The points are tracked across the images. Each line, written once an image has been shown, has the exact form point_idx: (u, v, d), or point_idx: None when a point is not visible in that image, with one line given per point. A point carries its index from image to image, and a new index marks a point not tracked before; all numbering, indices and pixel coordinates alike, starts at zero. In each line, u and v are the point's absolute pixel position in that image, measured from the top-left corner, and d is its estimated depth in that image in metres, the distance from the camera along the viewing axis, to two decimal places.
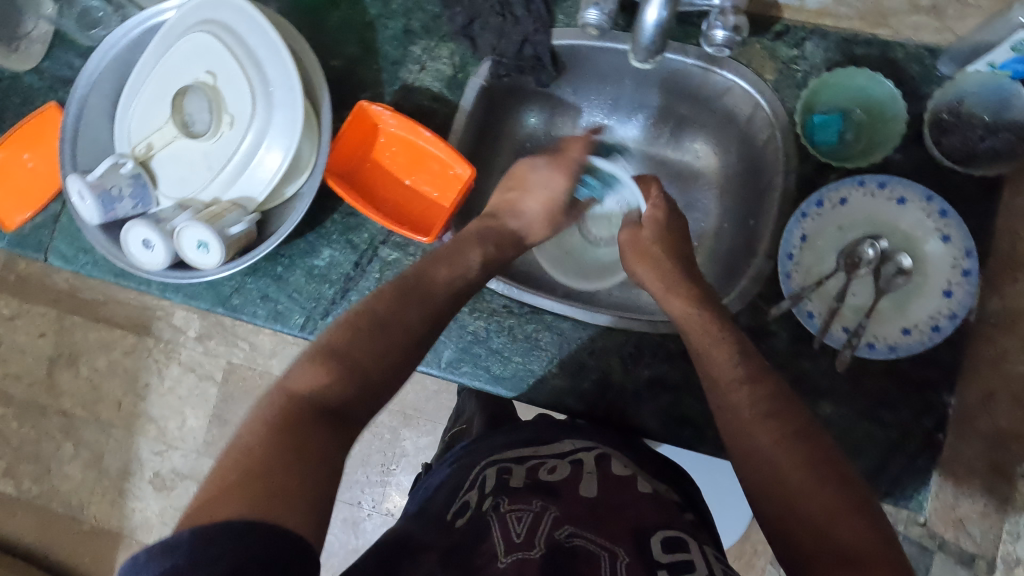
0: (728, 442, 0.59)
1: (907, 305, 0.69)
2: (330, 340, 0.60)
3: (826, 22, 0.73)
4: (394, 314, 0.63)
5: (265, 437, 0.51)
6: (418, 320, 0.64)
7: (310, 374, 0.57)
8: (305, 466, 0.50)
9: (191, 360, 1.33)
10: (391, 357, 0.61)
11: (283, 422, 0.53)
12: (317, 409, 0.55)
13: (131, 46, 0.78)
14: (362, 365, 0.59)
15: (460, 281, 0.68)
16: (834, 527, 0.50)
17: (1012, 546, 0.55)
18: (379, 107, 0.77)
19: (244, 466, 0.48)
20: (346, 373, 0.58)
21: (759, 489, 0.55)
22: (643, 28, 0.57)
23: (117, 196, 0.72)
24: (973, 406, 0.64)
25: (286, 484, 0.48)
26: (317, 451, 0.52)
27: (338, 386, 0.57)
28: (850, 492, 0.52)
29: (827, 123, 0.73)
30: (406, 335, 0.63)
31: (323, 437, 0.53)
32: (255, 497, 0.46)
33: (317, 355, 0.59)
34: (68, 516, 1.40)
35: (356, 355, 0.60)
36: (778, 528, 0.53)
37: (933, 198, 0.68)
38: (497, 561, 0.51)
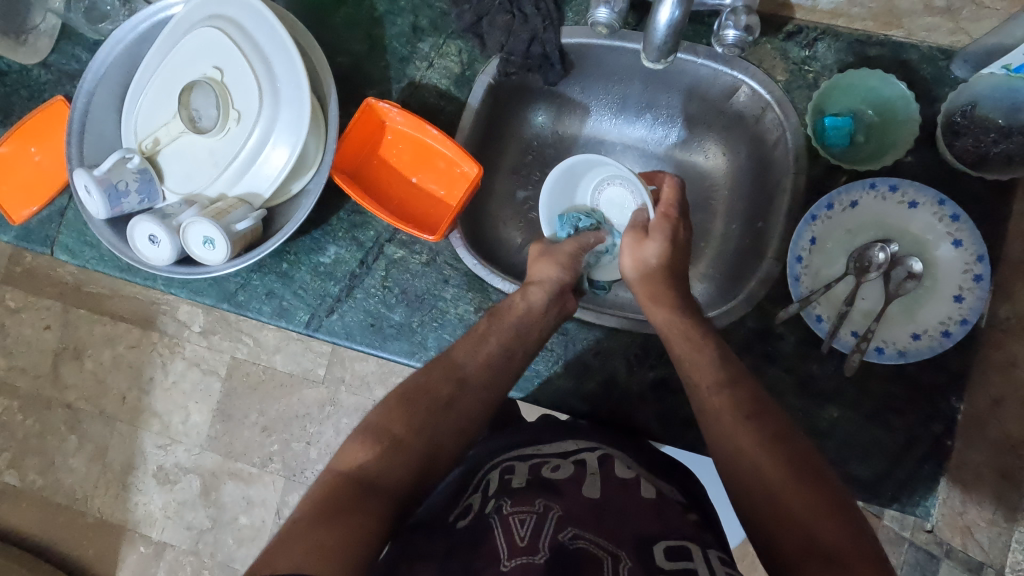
0: (712, 445, 0.58)
1: (916, 310, 0.68)
2: (371, 420, 0.63)
3: (838, 22, 0.72)
4: (424, 384, 0.65)
5: (311, 511, 0.53)
6: (444, 382, 0.65)
7: (353, 454, 0.60)
8: (341, 532, 0.51)
9: (195, 355, 1.32)
10: (428, 429, 0.62)
11: (324, 498, 0.55)
12: (358, 484, 0.56)
13: (139, 41, 0.78)
14: (397, 437, 0.61)
15: (475, 345, 0.68)
16: (816, 525, 0.50)
17: (1022, 556, 0.55)
18: (386, 103, 0.76)
19: (285, 537, 0.50)
20: (388, 450, 0.60)
21: (745, 492, 0.55)
22: (656, 28, 0.57)
23: (123, 190, 0.72)
24: (982, 412, 0.63)
25: (322, 549, 0.49)
26: (359, 521, 0.53)
27: (378, 462, 0.59)
28: (829, 489, 0.52)
29: (838, 126, 0.71)
30: (438, 401, 0.64)
31: (363, 507, 0.54)
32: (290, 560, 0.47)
33: (360, 435, 0.62)
34: (72, 508, 1.40)
35: (394, 430, 0.62)
36: (762, 532, 0.53)
37: (945, 201, 0.67)
38: (500, 564, 0.51)
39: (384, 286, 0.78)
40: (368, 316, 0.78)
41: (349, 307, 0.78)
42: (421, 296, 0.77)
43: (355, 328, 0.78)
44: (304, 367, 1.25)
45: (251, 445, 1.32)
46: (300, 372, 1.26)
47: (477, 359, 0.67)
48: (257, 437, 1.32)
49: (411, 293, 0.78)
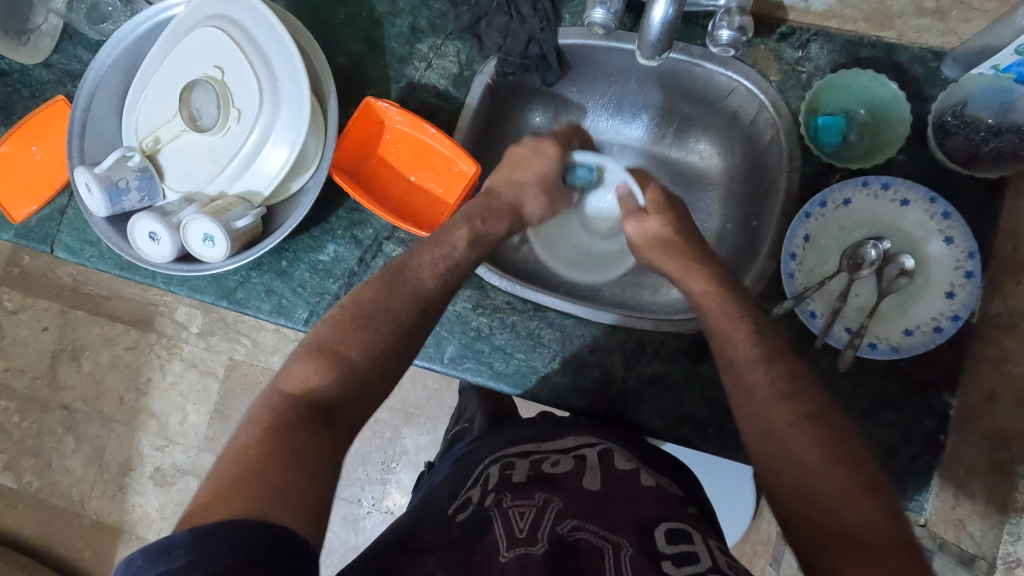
0: (744, 424, 0.59)
1: (909, 307, 0.69)
2: (320, 336, 0.61)
3: (830, 24, 0.73)
4: (380, 302, 0.63)
5: (260, 435, 0.52)
6: (404, 306, 0.64)
7: (303, 374, 0.58)
8: (296, 459, 0.51)
9: (193, 356, 1.34)
10: (381, 349, 0.61)
11: (275, 423, 0.54)
12: (309, 407, 0.56)
13: (140, 41, 0.79)
14: (351, 359, 0.60)
15: (442, 259, 0.67)
16: (848, 511, 0.50)
17: (1012, 547, 0.55)
18: (385, 103, 0.77)
19: (235, 466, 0.49)
20: (341, 371, 0.59)
21: (778, 471, 0.55)
22: (651, 26, 0.57)
23: (124, 188, 0.73)
24: (975, 407, 0.64)
25: (283, 480, 0.49)
26: (314, 447, 0.53)
27: (330, 384, 0.58)
28: (868, 475, 0.52)
29: (830, 124, 0.72)
30: (395, 322, 0.63)
31: (319, 434, 0.54)
32: (246, 492, 0.47)
33: (310, 354, 0.60)
34: (68, 510, 1.40)
35: (348, 353, 0.60)
36: (789, 512, 0.54)
37: (936, 199, 0.68)
38: (499, 556, 0.51)
39: None
40: None
41: None
42: None
43: None
44: None
45: None
46: None
47: (440, 279, 0.66)
48: None
49: None
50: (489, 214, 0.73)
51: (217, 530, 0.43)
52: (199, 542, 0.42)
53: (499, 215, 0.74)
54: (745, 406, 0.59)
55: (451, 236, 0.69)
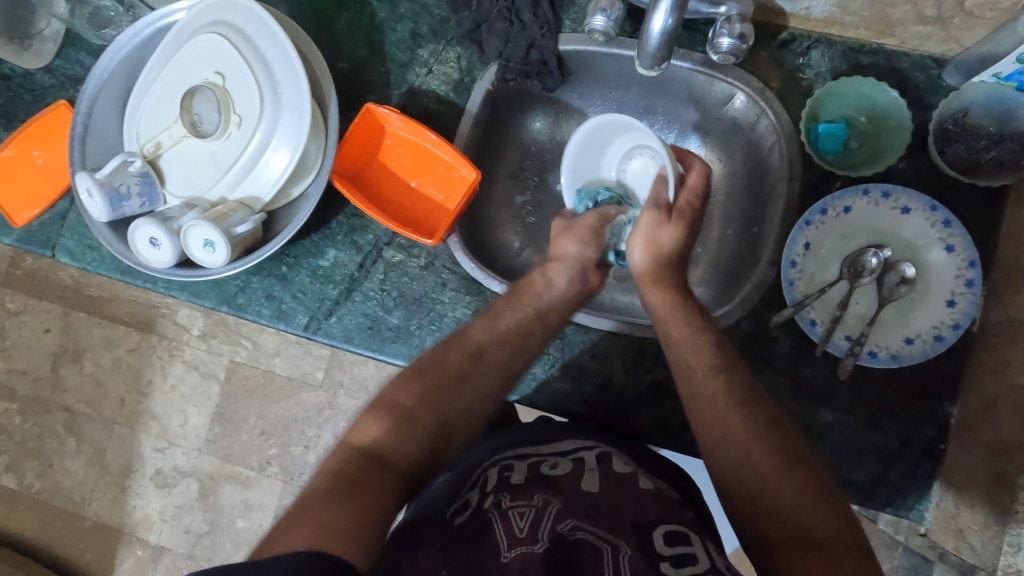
0: (701, 434, 0.59)
1: (910, 314, 0.69)
2: (382, 393, 0.62)
3: (831, 31, 0.73)
4: (438, 360, 0.64)
5: (322, 485, 0.52)
6: (455, 357, 0.64)
7: (366, 428, 0.59)
8: (357, 505, 0.50)
9: (195, 358, 1.32)
10: (442, 404, 0.61)
11: (340, 473, 0.53)
12: (373, 459, 0.56)
13: (142, 46, 0.79)
14: (410, 412, 0.60)
15: (495, 325, 0.67)
16: (804, 514, 0.51)
17: (1012, 558, 0.55)
18: (386, 109, 0.77)
19: (303, 511, 0.48)
20: (403, 425, 0.59)
21: (731, 478, 0.56)
22: (649, 36, 0.57)
23: (125, 194, 0.73)
24: (975, 416, 0.64)
25: (339, 520, 0.48)
26: (377, 495, 0.52)
27: (392, 437, 0.58)
28: (818, 479, 0.53)
29: (831, 132, 0.72)
30: (453, 376, 0.63)
31: (378, 486, 0.53)
32: (313, 529, 0.46)
33: (373, 409, 0.60)
34: (69, 511, 1.40)
35: (406, 406, 0.61)
36: (746, 517, 0.54)
37: (937, 207, 0.68)
38: (501, 556, 0.52)
39: (383, 289, 0.78)
40: (366, 318, 0.78)
41: (348, 310, 0.79)
42: (419, 299, 0.78)
43: (354, 331, 0.78)
44: (302, 370, 1.28)
45: (250, 449, 1.33)
46: (299, 376, 1.29)
47: (492, 334, 0.66)
48: (255, 440, 1.32)
49: (410, 297, 0.78)
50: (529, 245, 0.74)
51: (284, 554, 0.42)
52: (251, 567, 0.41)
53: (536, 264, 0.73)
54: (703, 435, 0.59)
55: None
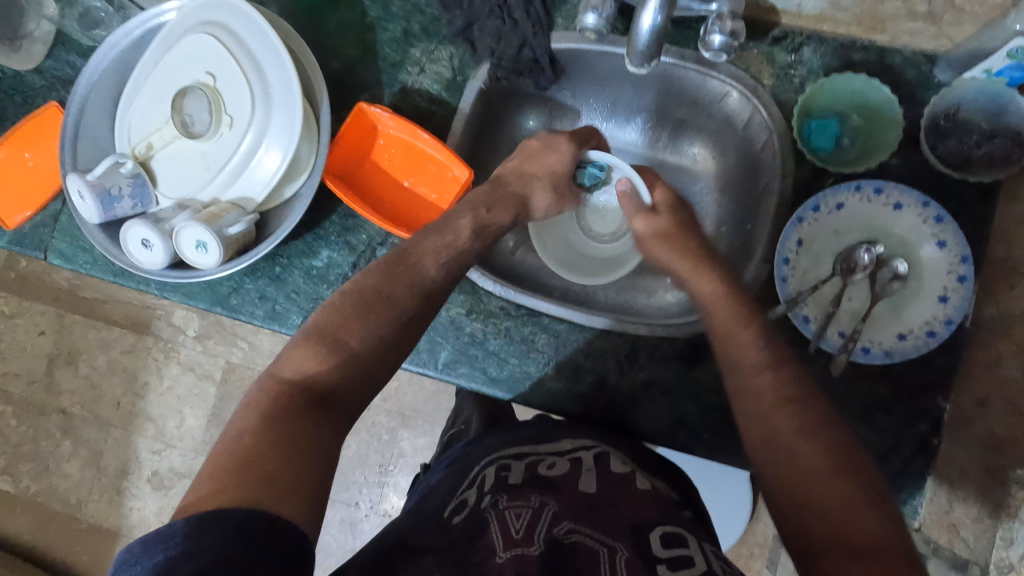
0: (745, 431, 0.58)
1: (903, 311, 0.69)
2: (318, 321, 0.61)
3: (823, 27, 0.72)
4: (380, 290, 0.63)
5: (257, 422, 0.53)
6: (405, 295, 0.63)
7: (301, 361, 0.58)
8: (289, 445, 0.52)
9: (189, 359, 1.34)
10: (381, 335, 0.62)
11: (273, 410, 0.54)
12: (308, 393, 0.57)
13: (132, 47, 0.79)
14: (350, 346, 0.60)
15: (443, 252, 0.67)
16: (850, 519, 0.49)
17: (1005, 552, 0.56)
18: (378, 109, 0.77)
19: (235, 456, 0.50)
20: (340, 358, 0.59)
21: (777, 477, 0.54)
22: (638, 33, 0.57)
23: (116, 195, 0.73)
24: (968, 412, 0.64)
25: (275, 467, 0.50)
26: (314, 432, 0.54)
27: (328, 370, 0.58)
28: (867, 483, 0.51)
29: (824, 127, 0.73)
30: (395, 310, 0.63)
31: (316, 422, 0.55)
32: (245, 481, 0.48)
33: (307, 339, 0.60)
34: (65, 514, 1.40)
35: (345, 339, 0.60)
36: (786, 518, 0.53)
37: (929, 203, 0.68)
38: (496, 556, 0.52)
39: None
40: None
41: None
42: None
43: None
44: None
45: None
46: None
47: (443, 268, 0.66)
48: None
49: None
50: (495, 203, 0.73)
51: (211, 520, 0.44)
52: (193, 531, 0.44)
53: (504, 204, 0.74)
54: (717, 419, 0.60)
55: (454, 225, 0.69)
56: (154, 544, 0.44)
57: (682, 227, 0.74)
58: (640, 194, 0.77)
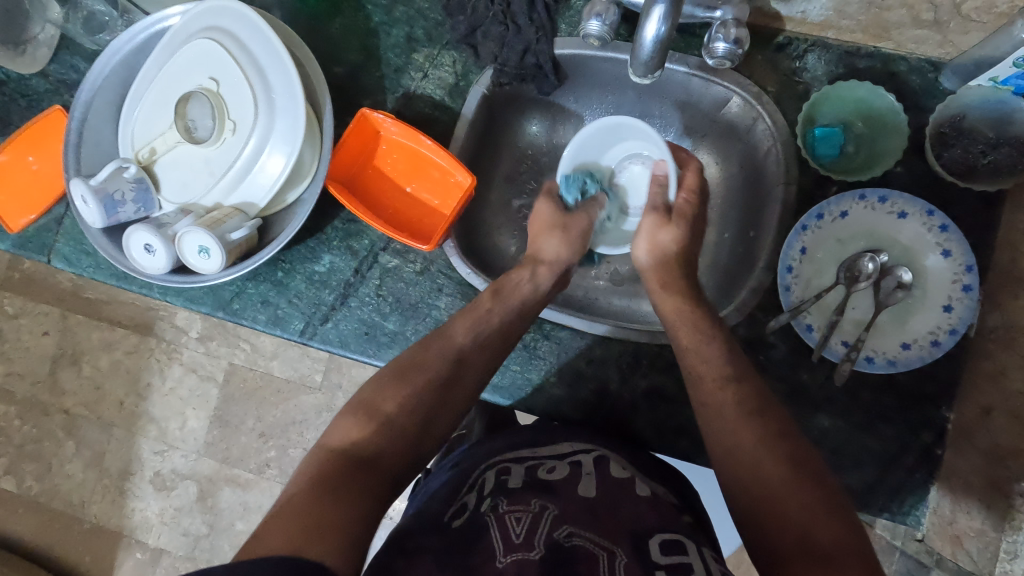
0: (712, 446, 0.59)
1: (907, 319, 0.68)
2: (360, 395, 0.63)
3: (827, 34, 0.72)
4: (417, 358, 0.65)
5: (304, 486, 0.53)
6: (440, 360, 0.65)
7: (346, 431, 0.59)
8: (335, 502, 0.51)
9: (193, 361, 1.34)
10: (421, 405, 0.62)
11: (319, 473, 0.54)
12: (352, 459, 0.57)
13: (136, 51, 0.79)
14: (389, 412, 0.61)
15: (472, 318, 0.68)
16: (814, 526, 0.50)
17: (1009, 565, 0.55)
18: (381, 114, 0.76)
19: (281, 513, 0.49)
20: (384, 426, 0.60)
21: (739, 490, 0.56)
22: (642, 43, 0.57)
23: (119, 201, 0.72)
24: (972, 422, 0.63)
25: (319, 518, 0.49)
26: (356, 492, 0.53)
27: (371, 437, 0.59)
28: (826, 491, 0.53)
29: (828, 136, 0.71)
30: (431, 375, 0.64)
31: (362, 483, 0.54)
32: (290, 531, 0.47)
33: (352, 411, 0.61)
34: (68, 514, 1.40)
35: (384, 407, 0.61)
36: (755, 531, 0.54)
37: (934, 211, 0.67)
38: (495, 561, 0.52)
39: (379, 294, 0.78)
40: (362, 325, 0.78)
41: (343, 315, 0.78)
42: (415, 305, 0.78)
43: (349, 336, 0.78)
44: (301, 372, 1.30)
45: (249, 451, 1.33)
46: (297, 378, 1.31)
47: (472, 335, 0.67)
48: (254, 443, 1.33)
49: (405, 301, 0.78)
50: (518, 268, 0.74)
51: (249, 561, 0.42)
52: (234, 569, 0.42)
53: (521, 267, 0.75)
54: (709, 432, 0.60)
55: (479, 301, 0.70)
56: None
57: (684, 238, 0.73)
58: (668, 189, 0.75)
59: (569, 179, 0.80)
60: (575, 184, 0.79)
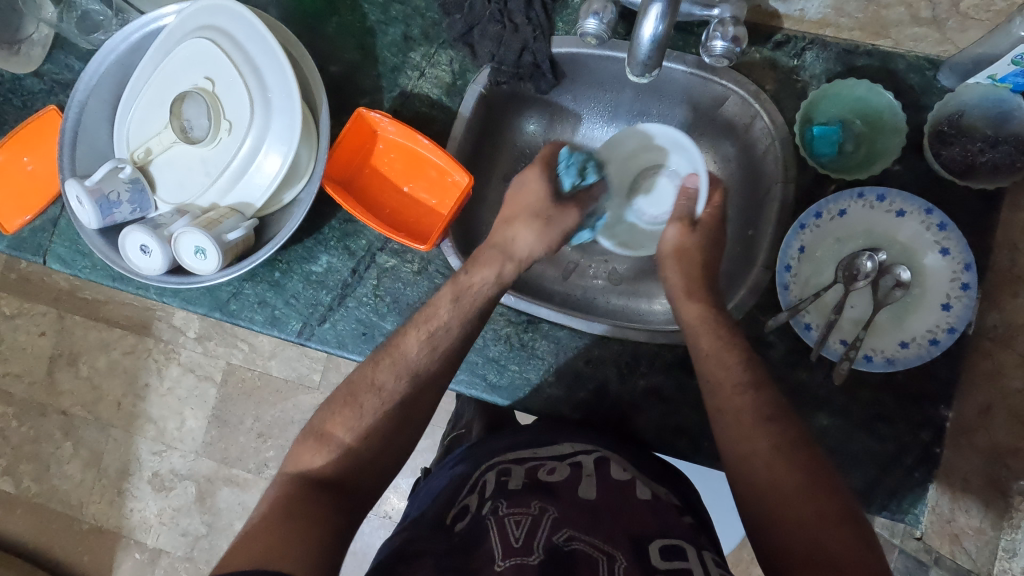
0: (725, 448, 0.60)
1: (905, 318, 0.68)
2: (316, 420, 0.64)
3: (826, 32, 0.72)
4: (367, 378, 0.65)
5: (264, 517, 0.55)
6: (394, 375, 0.65)
7: (302, 458, 0.61)
8: (294, 530, 0.53)
9: (190, 361, 1.34)
10: (373, 425, 0.63)
11: (279, 502, 0.56)
12: (307, 486, 0.58)
13: (131, 51, 0.78)
14: (343, 435, 0.62)
15: (430, 324, 0.67)
16: (825, 535, 0.52)
17: (1007, 563, 0.56)
18: (378, 114, 0.76)
19: (234, 549, 0.51)
20: (338, 451, 0.61)
21: (750, 497, 0.57)
22: (640, 42, 0.57)
23: (115, 201, 0.72)
24: (971, 421, 0.63)
25: (275, 549, 0.50)
26: (307, 517, 0.55)
27: (327, 463, 0.60)
28: (838, 502, 0.54)
29: (826, 134, 0.72)
30: (381, 396, 0.64)
31: (320, 508, 0.56)
32: (235, 565, 0.48)
33: (308, 437, 0.63)
34: (66, 515, 1.40)
35: (335, 432, 0.62)
36: (763, 532, 0.56)
37: (932, 210, 0.67)
38: (494, 564, 0.51)
39: (376, 294, 0.78)
40: (360, 325, 0.78)
41: (341, 316, 0.78)
42: (413, 305, 0.78)
43: (347, 336, 0.78)
44: (299, 372, 1.30)
45: (247, 451, 1.33)
46: (295, 378, 1.31)
47: (424, 345, 0.66)
48: (252, 443, 1.32)
49: (403, 302, 0.78)
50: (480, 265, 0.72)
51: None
52: None
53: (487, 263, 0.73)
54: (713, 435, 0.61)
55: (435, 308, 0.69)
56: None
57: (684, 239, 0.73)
58: (695, 203, 0.75)
59: (567, 158, 0.79)
60: (574, 163, 0.80)
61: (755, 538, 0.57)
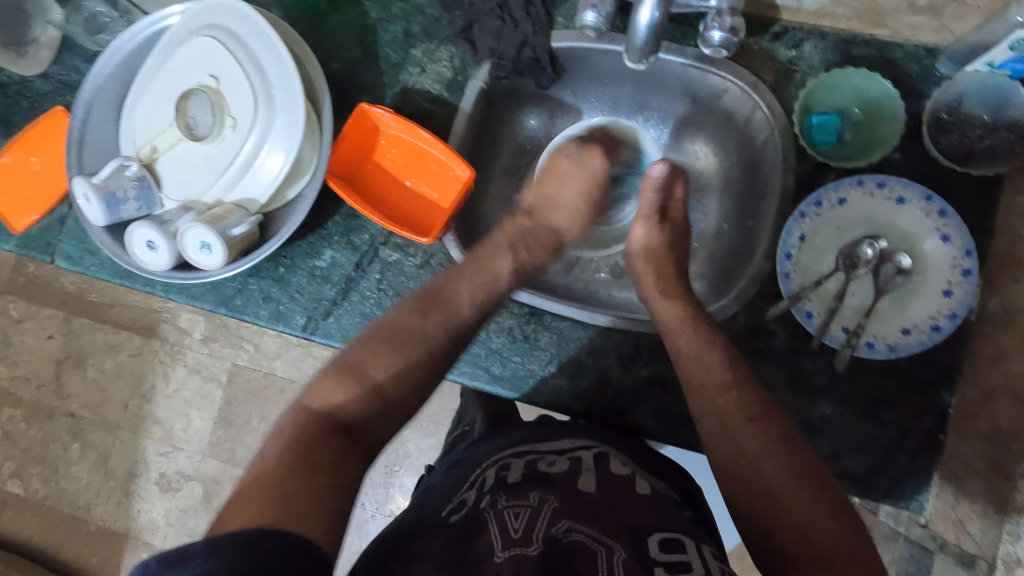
0: (711, 445, 0.61)
1: (906, 304, 0.69)
2: (347, 355, 0.65)
3: (824, 22, 0.73)
4: (412, 324, 0.66)
5: (279, 451, 0.56)
6: (437, 333, 0.66)
7: (328, 392, 0.61)
8: (314, 477, 0.54)
9: (197, 362, 1.34)
10: (411, 376, 0.65)
11: (297, 436, 0.58)
12: (329, 423, 0.59)
13: (136, 51, 0.79)
14: (376, 379, 0.63)
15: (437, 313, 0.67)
16: (816, 530, 0.52)
17: (1012, 547, 0.53)
18: (379, 108, 0.77)
19: (253, 483, 0.53)
20: (366, 392, 0.62)
21: (743, 492, 0.58)
22: (636, 29, 0.58)
23: (122, 198, 0.74)
24: (973, 406, 0.63)
25: (295, 491, 0.52)
26: (330, 461, 0.56)
27: (353, 403, 0.61)
28: (834, 497, 0.54)
29: (825, 123, 0.73)
30: (424, 345, 0.65)
31: (336, 450, 0.58)
32: (265, 502, 0.50)
33: (337, 370, 0.63)
34: (75, 517, 1.41)
35: (371, 372, 0.64)
36: (762, 534, 0.55)
37: (932, 197, 0.68)
38: (494, 555, 0.52)
39: (380, 289, 0.79)
40: (364, 319, 0.78)
41: (345, 310, 0.79)
42: None
43: (351, 330, 0.78)
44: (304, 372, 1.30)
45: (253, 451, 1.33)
46: (300, 378, 1.31)
47: (455, 317, 0.68)
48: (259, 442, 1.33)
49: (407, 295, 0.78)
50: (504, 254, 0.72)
51: (230, 539, 0.46)
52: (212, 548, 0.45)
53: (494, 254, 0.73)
54: (712, 425, 0.61)
55: (493, 264, 0.72)
56: (167, 562, 0.44)
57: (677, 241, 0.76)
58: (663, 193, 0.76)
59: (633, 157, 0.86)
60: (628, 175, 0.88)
61: (748, 534, 0.57)
